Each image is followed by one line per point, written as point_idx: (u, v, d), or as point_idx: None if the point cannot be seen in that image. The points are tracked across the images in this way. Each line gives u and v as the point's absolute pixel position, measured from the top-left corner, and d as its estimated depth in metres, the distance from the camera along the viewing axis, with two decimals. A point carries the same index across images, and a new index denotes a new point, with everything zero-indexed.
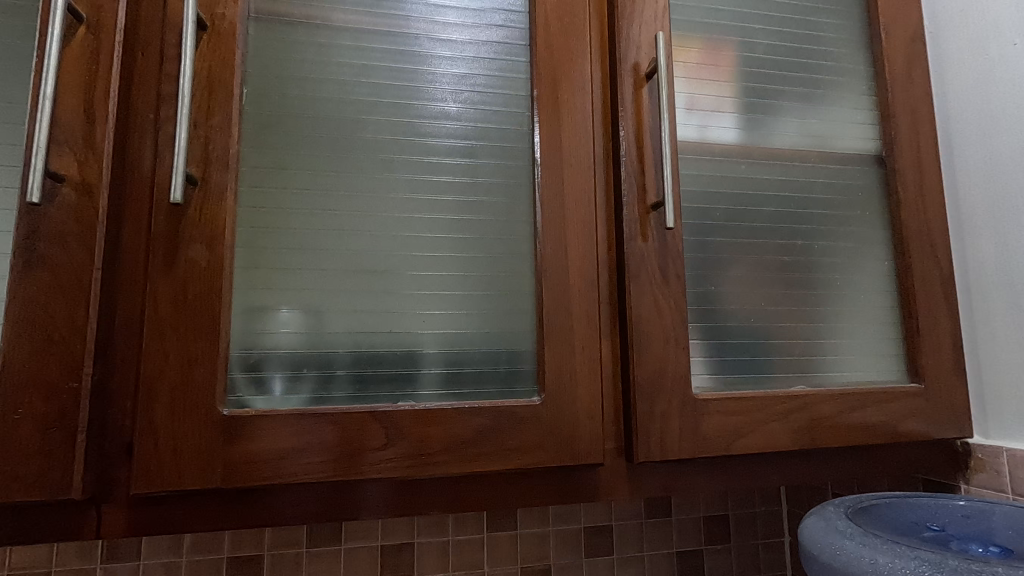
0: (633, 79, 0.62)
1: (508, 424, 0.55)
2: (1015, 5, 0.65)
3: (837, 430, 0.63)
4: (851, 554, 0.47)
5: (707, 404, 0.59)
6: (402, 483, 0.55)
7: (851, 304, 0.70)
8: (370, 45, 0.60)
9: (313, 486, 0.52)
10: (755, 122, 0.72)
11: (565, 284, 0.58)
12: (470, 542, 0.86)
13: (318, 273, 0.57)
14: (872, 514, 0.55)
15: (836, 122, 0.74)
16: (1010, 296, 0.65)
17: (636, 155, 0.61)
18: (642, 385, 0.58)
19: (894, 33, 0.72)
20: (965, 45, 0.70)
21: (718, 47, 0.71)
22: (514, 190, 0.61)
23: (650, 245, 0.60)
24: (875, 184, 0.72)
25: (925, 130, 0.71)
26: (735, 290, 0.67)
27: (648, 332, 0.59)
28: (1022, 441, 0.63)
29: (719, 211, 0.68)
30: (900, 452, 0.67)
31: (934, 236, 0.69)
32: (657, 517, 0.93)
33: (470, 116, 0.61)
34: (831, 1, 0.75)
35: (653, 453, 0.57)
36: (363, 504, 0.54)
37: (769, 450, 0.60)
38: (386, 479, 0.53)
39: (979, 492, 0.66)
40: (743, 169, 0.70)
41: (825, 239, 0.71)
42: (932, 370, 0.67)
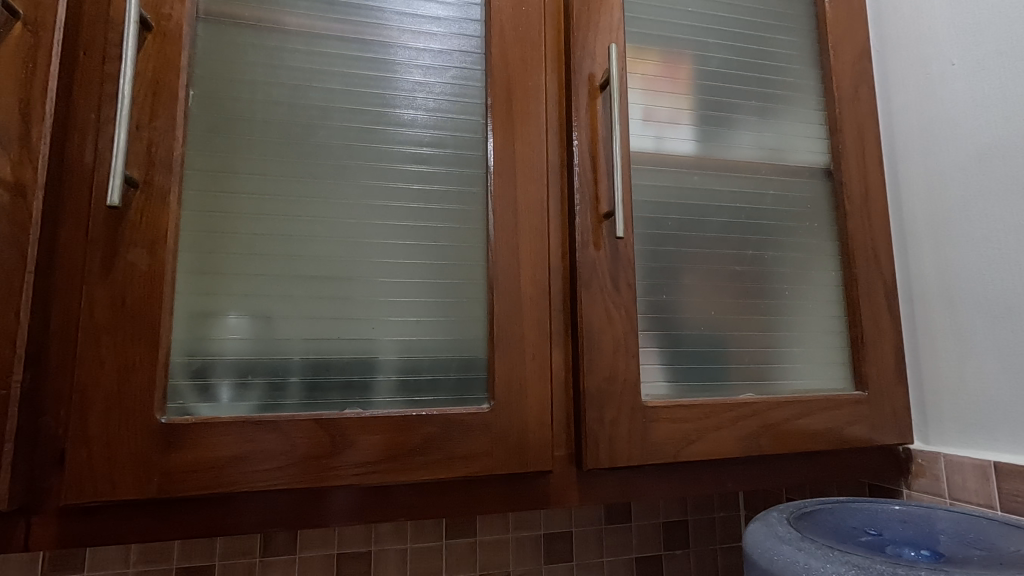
0: (587, 90, 0.63)
1: (457, 432, 0.55)
2: (953, 27, 0.68)
3: (783, 438, 0.64)
4: (787, 558, 0.48)
5: (656, 411, 0.60)
6: (367, 490, 0.55)
7: (800, 313, 0.72)
8: (323, 50, 0.60)
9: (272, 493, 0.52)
10: (710, 134, 0.73)
11: (516, 292, 0.58)
12: (428, 550, 0.85)
13: (267, 279, 0.56)
14: (813, 520, 0.56)
15: (789, 135, 0.76)
16: (947, 307, 0.67)
17: (590, 165, 0.62)
18: (593, 392, 0.58)
19: (842, 51, 0.74)
20: (909, 65, 0.73)
21: (674, 60, 0.72)
22: (468, 198, 0.61)
23: (602, 254, 0.61)
24: (824, 197, 0.74)
25: (871, 145, 0.74)
26: (688, 299, 0.68)
27: (599, 341, 0.59)
28: (958, 447, 0.65)
29: (672, 220, 0.69)
30: (846, 458, 0.69)
31: (879, 248, 0.72)
32: (617, 522, 0.93)
33: (424, 123, 0.61)
34: (783, 18, 0.77)
35: (602, 460, 0.58)
36: (328, 511, 0.54)
37: (717, 457, 0.61)
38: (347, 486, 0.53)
39: (919, 497, 0.68)
40: (696, 181, 0.71)
41: (776, 249, 0.72)
42: (875, 378, 0.69)
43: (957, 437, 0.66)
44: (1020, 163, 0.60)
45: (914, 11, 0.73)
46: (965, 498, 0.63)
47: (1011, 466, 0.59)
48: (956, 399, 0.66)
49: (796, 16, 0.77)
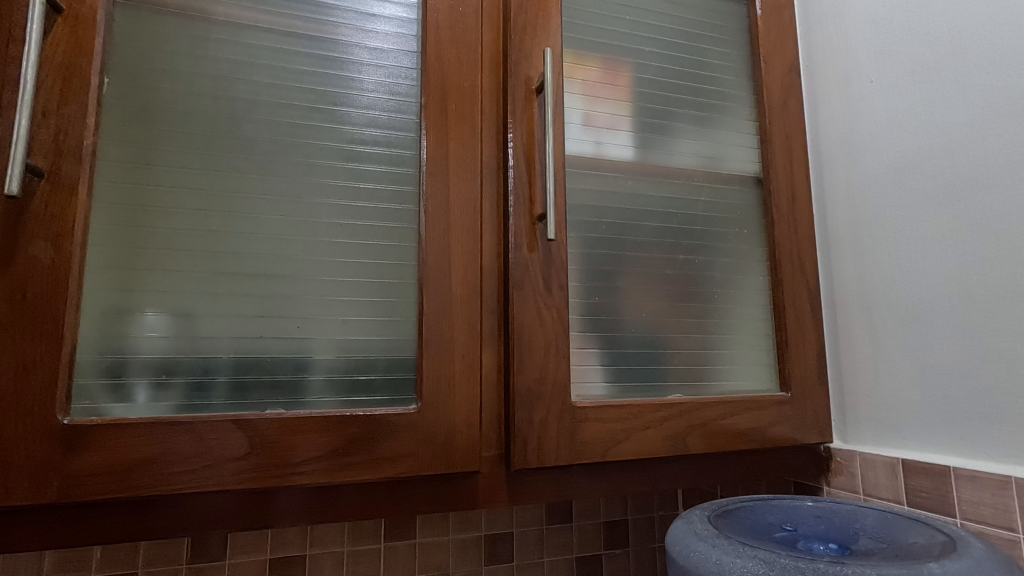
0: (523, 92, 0.63)
1: (381, 432, 0.54)
2: (872, 46, 0.71)
3: (708, 437, 0.66)
4: (701, 554, 0.49)
5: (585, 411, 0.61)
6: (299, 491, 0.54)
7: (730, 316, 0.74)
8: (251, 41, 0.58)
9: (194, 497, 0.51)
10: (648, 141, 0.75)
11: (446, 292, 0.58)
12: (366, 553, 0.84)
13: (187, 275, 0.54)
14: (732, 517, 0.58)
15: (724, 144, 0.78)
16: (865, 313, 0.71)
17: (525, 167, 0.62)
18: (522, 393, 0.59)
19: (773, 65, 0.77)
20: (833, 81, 0.76)
21: (614, 66, 0.74)
22: (400, 196, 0.60)
23: (534, 255, 0.61)
24: (754, 204, 0.77)
25: (799, 155, 0.77)
26: (623, 301, 0.69)
27: (530, 342, 0.60)
28: (873, 445, 0.69)
29: (607, 224, 0.70)
30: (771, 457, 0.71)
31: (804, 255, 0.75)
32: (558, 523, 0.94)
33: (356, 121, 0.60)
34: (718, 31, 0.79)
35: (530, 460, 0.58)
36: (279, 512, 0.53)
37: (644, 456, 0.63)
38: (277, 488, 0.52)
39: (838, 493, 0.71)
40: (631, 186, 0.72)
41: (707, 254, 0.74)
42: (798, 380, 0.71)
43: (872, 436, 0.69)
44: (929, 176, 0.63)
45: (838, 29, 0.76)
46: (878, 494, 0.66)
47: (917, 462, 0.62)
48: (872, 400, 0.69)
49: (731, 29, 0.80)
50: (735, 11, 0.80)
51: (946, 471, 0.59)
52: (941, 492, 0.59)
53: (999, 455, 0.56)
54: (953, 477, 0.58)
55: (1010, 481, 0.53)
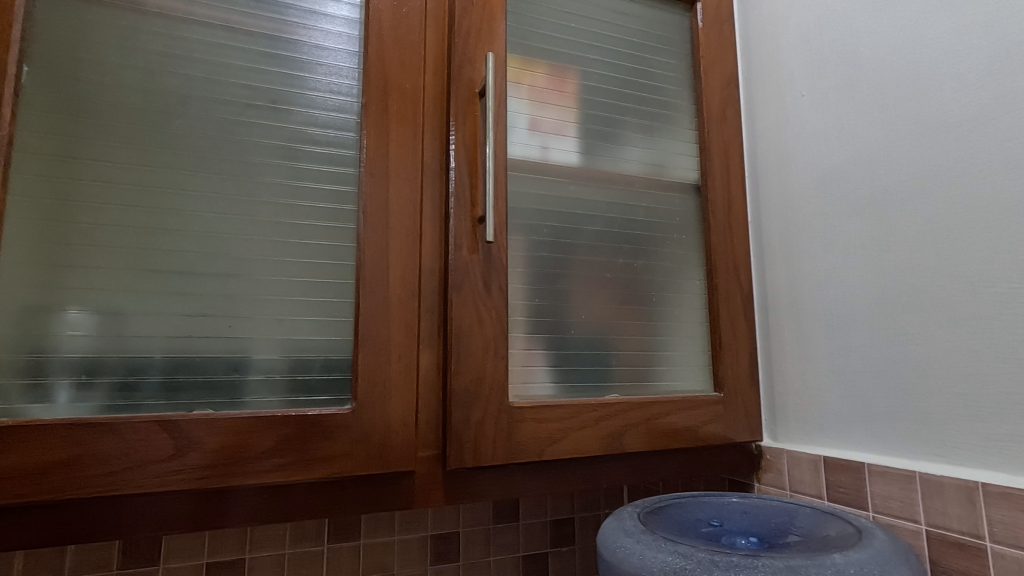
0: (466, 96, 0.64)
1: (314, 433, 0.54)
2: (803, 62, 0.75)
3: (643, 436, 0.68)
4: (626, 550, 0.51)
5: (522, 411, 0.62)
6: (228, 493, 0.53)
7: (669, 318, 0.77)
8: (184, 35, 0.57)
9: (116, 501, 0.50)
10: (594, 147, 0.76)
11: (384, 293, 0.58)
12: (308, 555, 0.83)
13: (112, 272, 0.53)
14: (661, 514, 0.60)
15: (666, 151, 0.80)
16: (794, 317, 0.74)
17: (468, 170, 0.63)
18: (460, 393, 0.59)
19: (713, 76, 0.80)
20: (769, 94, 0.80)
21: (560, 72, 0.75)
22: (339, 196, 0.60)
23: (475, 257, 0.62)
24: (693, 211, 0.80)
25: (736, 165, 0.80)
26: (565, 303, 0.71)
27: (468, 343, 0.60)
28: (799, 443, 0.72)
29: (550, 227, 0.72)
30: (705, 455, 0.74)
31: (739, 260, 0.78)
32: (504, 522, 0.95)
33: (296, 119, 0.60)
34: (663, 42, 0.82)
35: (466, 459, 0.59)
36: (230, 513, 0.53)
37: (579, 455, 0.64)
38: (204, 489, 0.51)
39: (767, 490, 0.74)
40: (573, 190, 0.74)
41: (648, 258, 0.77)
42: (731, 381, 0.74)
43: (799, 435, 0.72)
44: (850, 187, 0.67)
45: (774, 45, 0.79)
46: (802, 489, 0.69)
47: (836, 459, 0.65)
48: (799, 400, 0.72)
49: (674, 39, 0.82)
50: (679, 23, 0.83)
51: (861, 468, 0.62)
52: (857, 487, 0.62)
53: (908, 452, 0.59)
54: (867, 472, 0.61)
55: (915, 476, 0.57)
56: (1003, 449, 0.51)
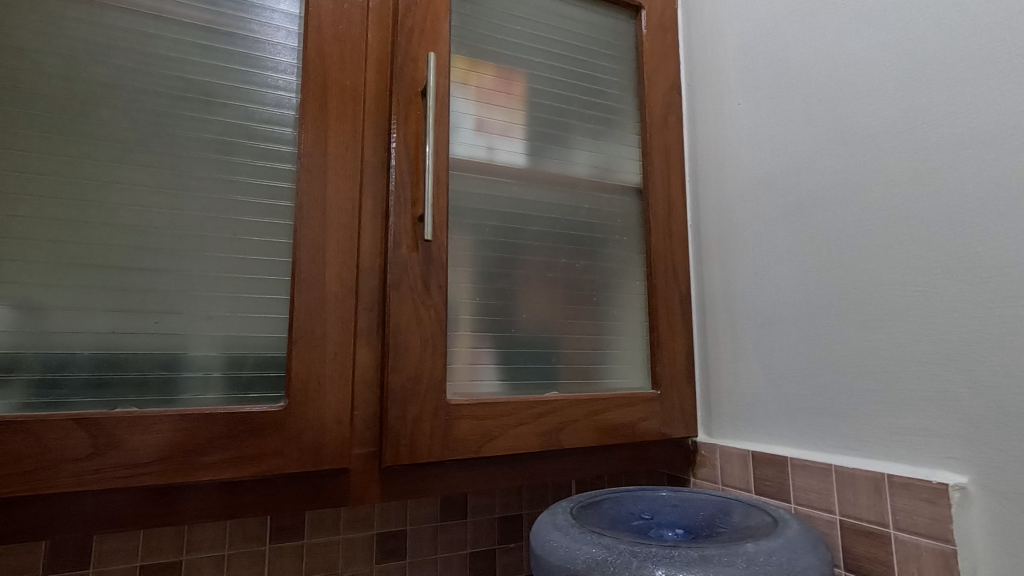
0: (407, 95, 0.64)
1: (242, 430, 0.53)
2: (739, 72, 0.78)
3: (581, 433, 0.69)
4: (554, 544, 0.52)
5: (460, 409, 0.63)
6: (153, 492, 0.52)
7: (610, 318, 0.78)
8: (112, 23, 0.55)
9: (33, 501, 0.49)
10: (540, 149, 0.78)
11: (319, 290, 0.58)
12: (248, 555, 0.82)
13: (30, 265, 0.51)
14: (594, 508, 0.62)
15: (611, 155, 0.82)
16: (728, 317, 0.77)
17: (409, 168, 0.63)
18: (396, 390, 0.60)
19: (656, 83, 0.82)
20: (708, 102, 0.83)
21: (507, 74, 0.76)
22: (276, 191, 0.59)
23: (414, 255, 0.62)
24: (635, 213, 0.82)
25: (677, 170, 0.82)
26: (508, 302, 0.71)
27: (405, 340, 0.61)
28: (731, 439, 0.75)
29: (494, 227, 0.72)
30: (643, 451, 0.76)
31: (677, 262, 0.80)
32: (452, 519, 0.95)
33: (231, 112, 0.59)
34: (609, 47, 0.84)
35: (401, 456, 0.59)
36: (181, 513, 0.53)
37: (517, 452, 0.65)
38: (126, 488, 0.50)
39: (701, 484, 0.77)
40: (517, 191, 0.75)
41: (590, 258, 0.78)
42: (668, 379, 0.77)
43: (731, 431, 0.75)
44: (779, 193, 0.70)
45: (714, 54, 0.82)
46: (732, 483, 0.72)
47: (762, 453, 0.68)
48: (732, 398, 0.75)
49: (620, 45, 0.84)
50: (624, 29, 0.85)
51: (784, 461, 0.65)
52: (780, 480, 0.65)
53: (826, 446, 0.62)
54: (789, 466, 0.64)
55: (831, 469, 0.60)
56: (907, 442, 0.55)
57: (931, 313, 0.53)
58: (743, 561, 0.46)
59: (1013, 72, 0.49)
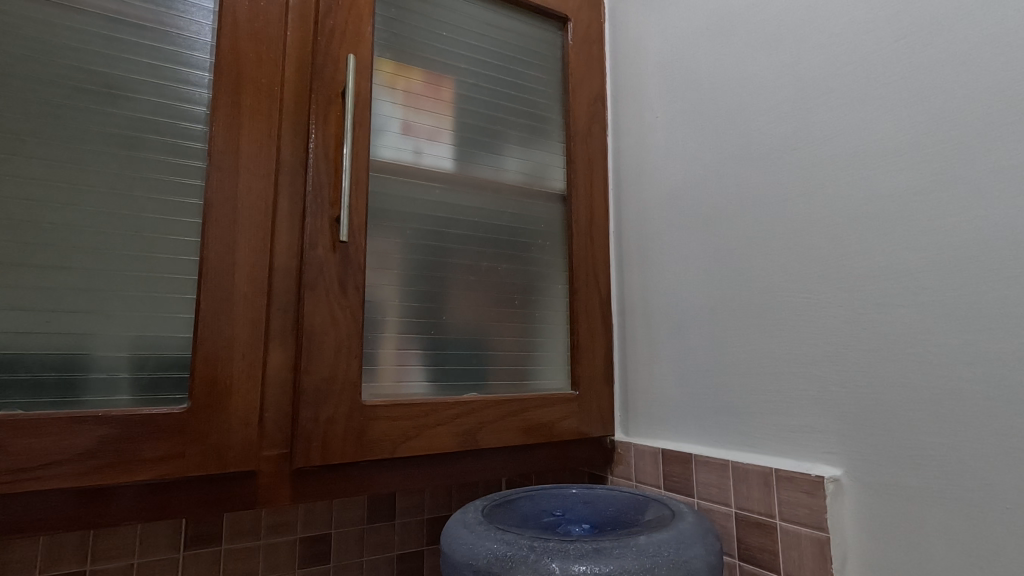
0: (327, 96, 0.64)
1: (142, 433, 0.52)
2: (657, 86, 0.81)
3: (499, 432, 0.71)
4: (460, 541, 0.54)
5: (375, 409, 0.63)
6: (42, 498, 0.50)
7: (533, 320, 0.80)
8: (6, 8, 0.53)
9: None
10: (468, 154, 0.79)
11: (228, 290, 0.57)
12: (161, 563, 0.79)
13: None
14: (507, 506, 0.64)
15: (537, 161, 0.84)
16: (645, 321, 0.80)
17: (328, 169, 0.63)
18: (309, 391, 0.60)
19: (580, 94, 0.85)
20: (630, 114, 0.86)
21: (434, 78, 0.77)
22: (184, 188, 0.58)
23: (332, 255, 0.62)
24: (559, 219, 0.84)
25: (599, 179, 0.86)
26: (430, 304, 0.72)
27: (320, 341, 0.61)
28: (645, 437, 0.78)
29: (418, 229, 0.73)
30: (563, 450, 0.78)
31: (598, 267, 0.83)
32: (379, 521, 0.94)
33: (137, 106, 0.57)
34: (536, 57, 0.86)
35: (313, 457, 0.59)
36: (101, 516, 0.52)
37: (433, 452, 0.66)
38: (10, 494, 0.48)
39: (617, 481, 0.80)
40: (441, 194, 0.76)
41: (515, 261, 0.80)
42: (586, 380, 0.79)
43: (645, 430, 0.78)
44: (690, 203, 0.74)
45: (636, 68, 0.86)
46: (645, 479, 0.75)
47: (671, 451, 0.71)
48: (646, 398, 0.78)
49: (548, 55, 0.87)
50: (552, 40, 0.87)
51: (689, 458, 0.69)
52: (685, 476, 0.69)
53: (727, 443, 0.66)
54: (694, 462, 0.68)
55: (729, 464, 0.63)
56: (793, 438, 0.59)
57: (814, 318, 0.58)
58: (633, 552, 0.48)
59: (881, 98, 0.53)
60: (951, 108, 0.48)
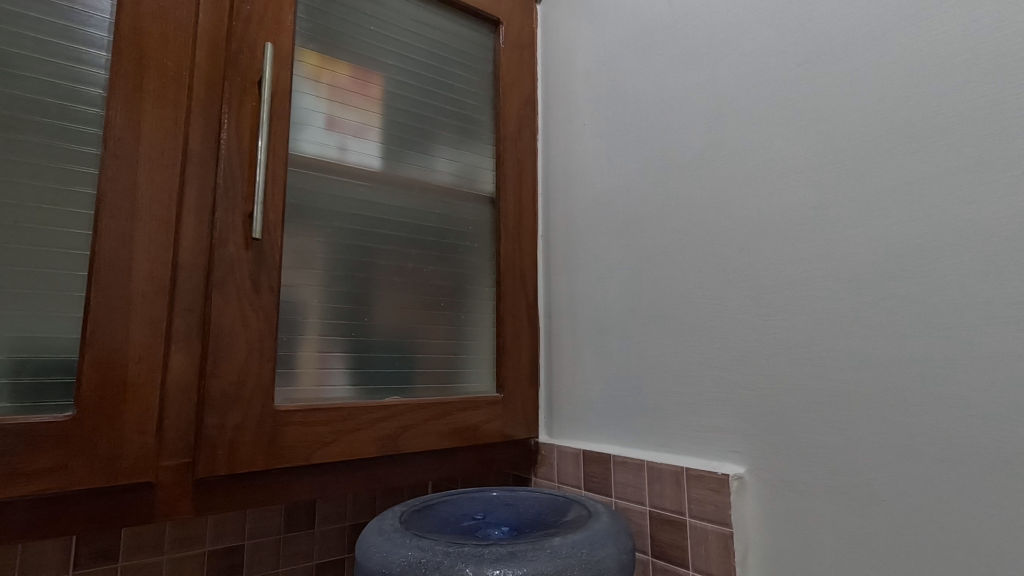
0: (242, 85, 0.61)
1: (18, 444, 0.47)
2: (586, 94, 0.83)
3: (422, 436, 0.70)
4: (374, 549, 0.52)
5: (288, 415, 0.60)
6: None
7: (459, 323, 0.80)
8: None
9: None
10: (395, 153, 0.77)
11: (124, 288, 0.53)
12: None
13: None
14: (426, 512, 0.63)
15: (467, 163, 0.84)
16: (570, 324, 0.81)
17: (241, 162, 0.60)
18: (215, 396, 0.56)
19: (510, 98, 0.86)
20: (559, 120, 0.87)
21: (361, 73, 0.75)
22: (75, 176, 0.53)
23: (244, 253, 0.59)
24: (488, 221, 0.84)
25: (528, 183, 0.86)
26: (353, 305, 0.70)
27: (228, 343, 0.57)
28: (567, 439, 0.79)
29: (342, 228, 0.71)
30: (486, 454, 0.78)
31: (525, 271, 0.84)
32: (298, 530, 0.90)
33: (21, 84, 0.52)
34: (468, 58, 0.85)
35: (218, 467, 0.56)
36: None
37: (350, 458, 0.64)
38: None
39: (541, 482, 0.81)
40: (367, 193, 0.74)
41: (442, 263, 0.79)
42: (511, 382, 0.80)
43: (568, 431, 0.80)
44: (614, 211, 0.76)
45: (565, 76, 0.87)
46: (566, 480, 0.76)
47: (591, 452, 0.73)
48: (570, 400, 0.80)
49: (480, 57, 0.87)
50: (484, 43, 0.87)
51: (608, 458, 0.70)
52: (604, 476, 0.70)
53: (644, 443, 0.68)
54: (612, 462, 0.69)
55: (644, 464, 0.65)
56: (703, 438, 0.61)
57: (723, 324, 0.61)
58: (546, 554, 0.49)
59: (784, 118, 0.57)
60: (843, 129, 0.52)
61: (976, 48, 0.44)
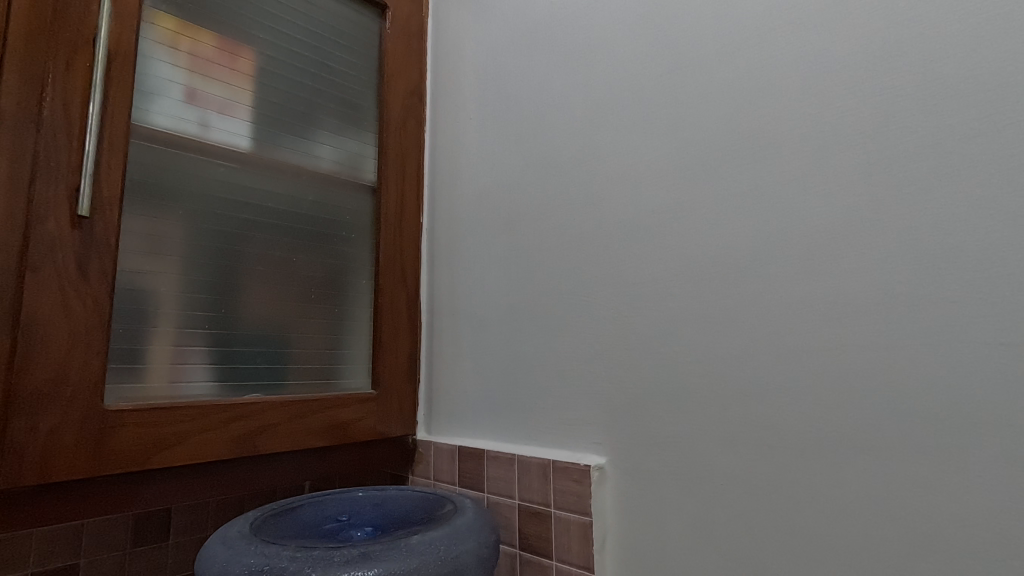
0: (72, 42, 0.54)
1: None
2: (473, 87, 0.82)
3: (284, 436, 0.65)
4: (214, 559, 0.48)
5: (121, 416, 0.54)
6: None
7: (332, 316, 0.76)
8: None
9: None
10: (266, 133, 0.72)
11: None
12: None
13: None
14: (283, 516, 0.59)
15: (348, 149, 0.80)
16: (451, 319, 0.80)
17: (68, 129, 0.53)
18: (23, 396, 0.49)
19: (395, 85, 0.84)
20: (446, 112, 0.86)
21: (227, 44, 0.69)
22: None
23: (68, 233, 0.52)
24: (368, 211, 0.81)
25: (412, 174, 0.84)
26: (208, 295, 0.64)
27: (44, 335, 0.50)
28: (444, 435, 0.78)
29: (200, 211, 0.65)
30: (360, 453, 0.75)
31: (406, 264, 0.82)
32: (147, 544, 0.80)
33: None
34: (352, 40, 0.82)
35: (26, 476, 0.49)
36: None
37: (197, 462, 0.59)
38: None
39: (417, 480, 0.79)
40: (231, 174, 0.68)
41: (315, 253, 0.75)
42: (388, 378, 0.77)
43: (446, 428, 0.79)
44: (495, 206, 0.76)
45: (453, 67, 0.86)
46: (442, 477, 0.75)
47: (466, 447, 0.73)
48: (448, 396, 0.79)
49: (364, 41, 0.83)
50: (370, 26, 0.84)
51: (481, 453, 0.70)
52: (477, 471, 0.70)
53: (517, 437, 0.69)
54: (485, 458, 0.70)
55: (515, 458, 0.66)
56: (569, 431, 0.63)
57: (591, 319, 0.63)
58: (400, 552, 0.47)
59: (648, 125, 0.60)
60: (697, 140, 0.55)
61: (807, 73, 0.48)
